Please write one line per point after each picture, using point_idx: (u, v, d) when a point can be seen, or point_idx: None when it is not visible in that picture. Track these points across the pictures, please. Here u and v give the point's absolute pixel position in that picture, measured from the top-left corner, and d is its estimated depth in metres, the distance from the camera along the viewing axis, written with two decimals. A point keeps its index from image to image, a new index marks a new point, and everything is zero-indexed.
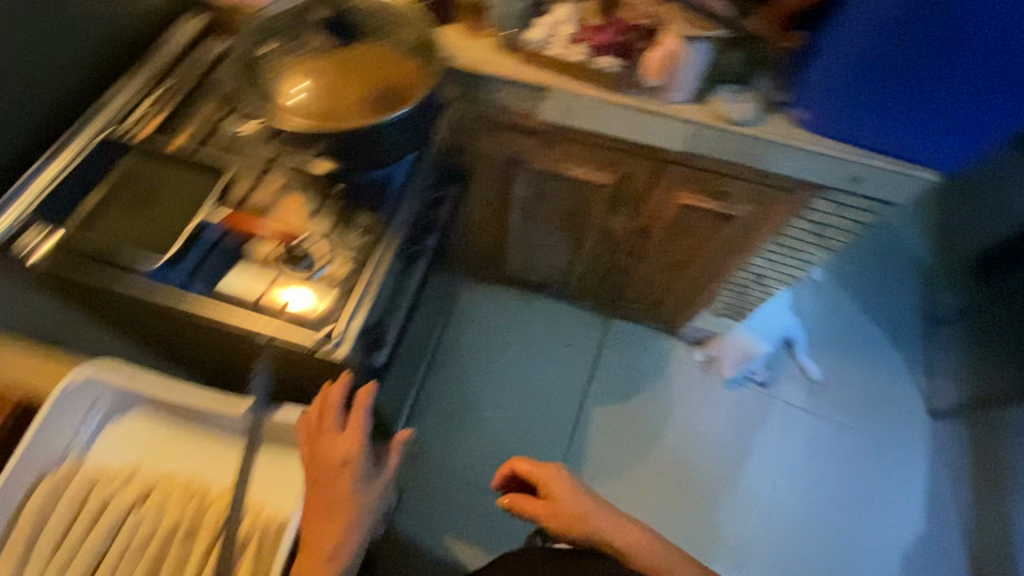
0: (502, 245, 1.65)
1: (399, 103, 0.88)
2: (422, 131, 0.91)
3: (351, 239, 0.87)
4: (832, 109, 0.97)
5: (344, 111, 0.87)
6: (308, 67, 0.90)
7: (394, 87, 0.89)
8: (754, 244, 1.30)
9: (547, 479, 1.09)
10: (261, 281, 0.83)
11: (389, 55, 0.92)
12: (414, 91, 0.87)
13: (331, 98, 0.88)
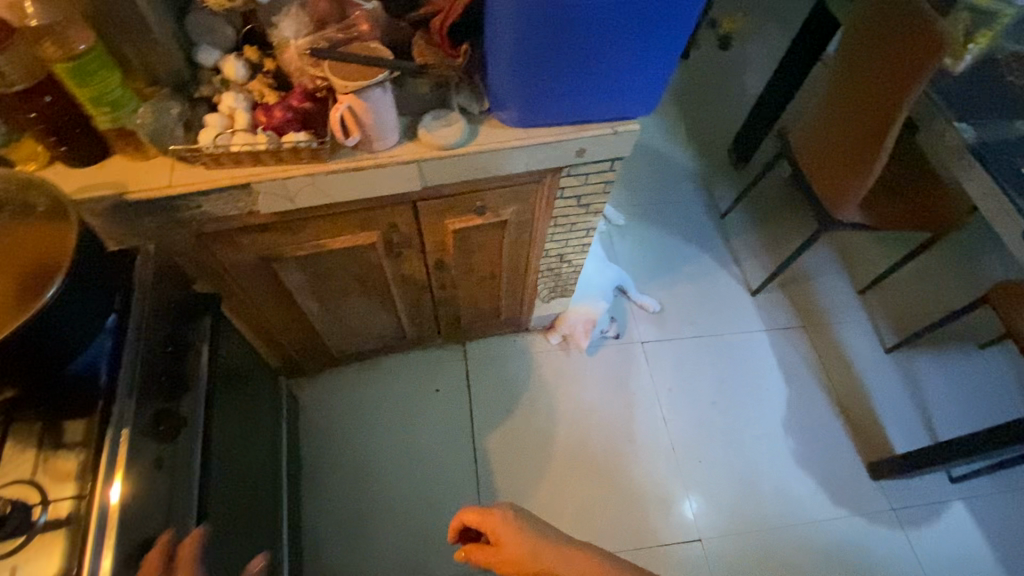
0: (316, 333, 1.51)
1: (49, 279, 0.69)
2: (105, 297, 0.76)
3: (67, 463, 0.71)
4: (525, 106, 1.01)
5: None
6: None
7: (40, 262, 0.70)
8: (538, 234, 1.34)
9: (492, 528, 0.87)
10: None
11: (23, 225, 0.73)
12: (61, 258, 0.69)
13: None
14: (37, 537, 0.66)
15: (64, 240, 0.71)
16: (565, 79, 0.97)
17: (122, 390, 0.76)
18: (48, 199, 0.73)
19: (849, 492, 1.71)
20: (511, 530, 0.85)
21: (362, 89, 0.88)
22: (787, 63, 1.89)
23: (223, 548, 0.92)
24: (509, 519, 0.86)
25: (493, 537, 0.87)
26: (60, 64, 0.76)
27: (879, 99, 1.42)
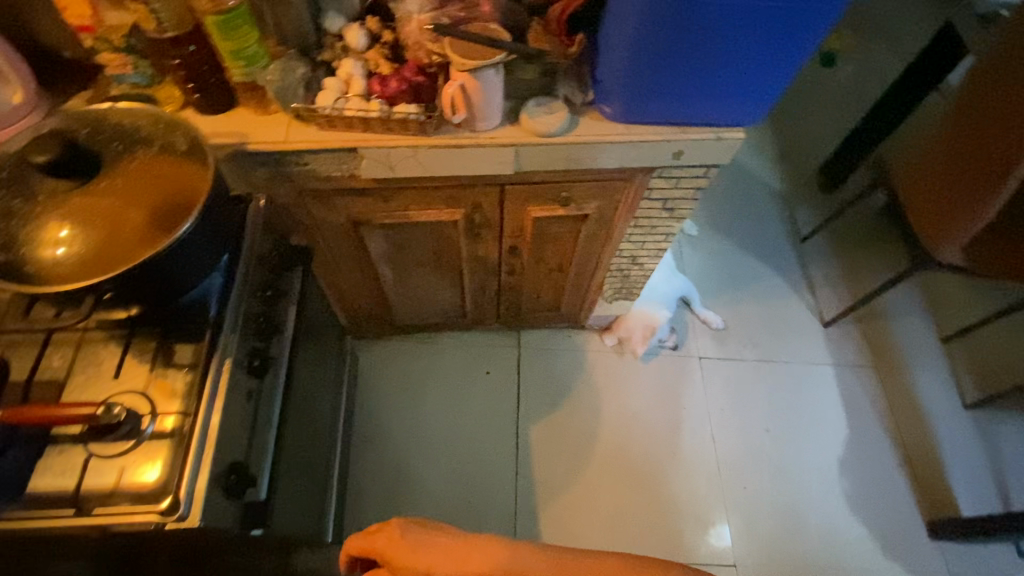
0: (385, 301, 1.57)
1: (184, 211, 0.75)
2: (222, 239, 0.82)
3: (175, 380, 0.77)
4: (630, 102, 1.00)
5: (125, 242, 0.72)
6: (59, 208, 0.71)
7: (175, 195, 0.76)
8: (615, 232, 1.33)
9: (381, 546, 0.74)
10: (82, 463, 0.70)
11: (155, 164, 0.77)
12: (199, 193, 0.76)
13: (102, 232, 0.71)
14: (144, 446, 0.72)
15: (197, 184, 0.77)
16: (678, 79, 0.96)
17: (228, 322, 0.82)
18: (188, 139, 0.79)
19: (901, 545, 1.62)
20: (402, 544, 0.72)
21: (478, 69, 0.90)
22: (899, 87, 1.77)
23: (286, 487, 0.98)
24: (398, 534, 0.73)
25: (381, 555, 0.74)
26: (211, 15, 0.83)
27: (1005, 134, 1.30)
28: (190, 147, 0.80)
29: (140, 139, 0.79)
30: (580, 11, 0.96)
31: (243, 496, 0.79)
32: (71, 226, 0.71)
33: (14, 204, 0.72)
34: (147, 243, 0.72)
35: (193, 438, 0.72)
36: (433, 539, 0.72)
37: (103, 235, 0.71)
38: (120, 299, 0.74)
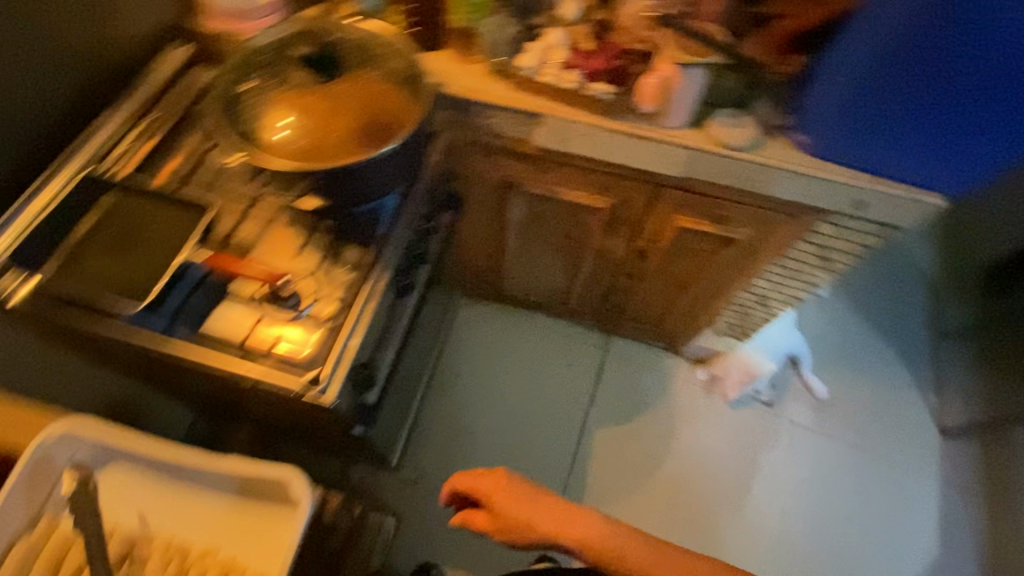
0: (500, 266, 1.60)
1: (388, 127, 0.81)
2: (407, 166, 0.86)
3: (338, 275, 0.85)
4: (832, 135, 0.94)
5: (336, 140, 0.80)
6: (293, 100, 0.81)
7: (384, 111, 0.82)
8: (755, 266, 1.27)
9: (490, 491, 0.83)
10: (250, 315, 0.78)
11: (374, 83, 0.83)
12: (406, 118, 0.81)
13: (321, 128, 0.80)
14: (296, 322, 0.79)
15: (401, 112, 0.82)
16: (894, 122, 0.90)
17: (393, 239, 0.89)
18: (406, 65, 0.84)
19: None
20: (512, 494, 0.82)
21: (687, 65, 0.92)
22: None
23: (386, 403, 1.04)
24: (509, 484, 0.82)
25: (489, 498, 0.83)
26: None
27: None
28: (404, 74, 0.84)
29: (365, 53, 0.85)
30: (815, 33, 0.92)
31: (361, 395, 0.85)
32: (297, 113, 0.80)
33: (257, 74, 0.83)
34: (348, 151, 0.79)
35: (339, 330, 0.79)
36: (541, 495, 0.82)
37: (321, 129, 0.80)
38: (314, 189, 0.81)
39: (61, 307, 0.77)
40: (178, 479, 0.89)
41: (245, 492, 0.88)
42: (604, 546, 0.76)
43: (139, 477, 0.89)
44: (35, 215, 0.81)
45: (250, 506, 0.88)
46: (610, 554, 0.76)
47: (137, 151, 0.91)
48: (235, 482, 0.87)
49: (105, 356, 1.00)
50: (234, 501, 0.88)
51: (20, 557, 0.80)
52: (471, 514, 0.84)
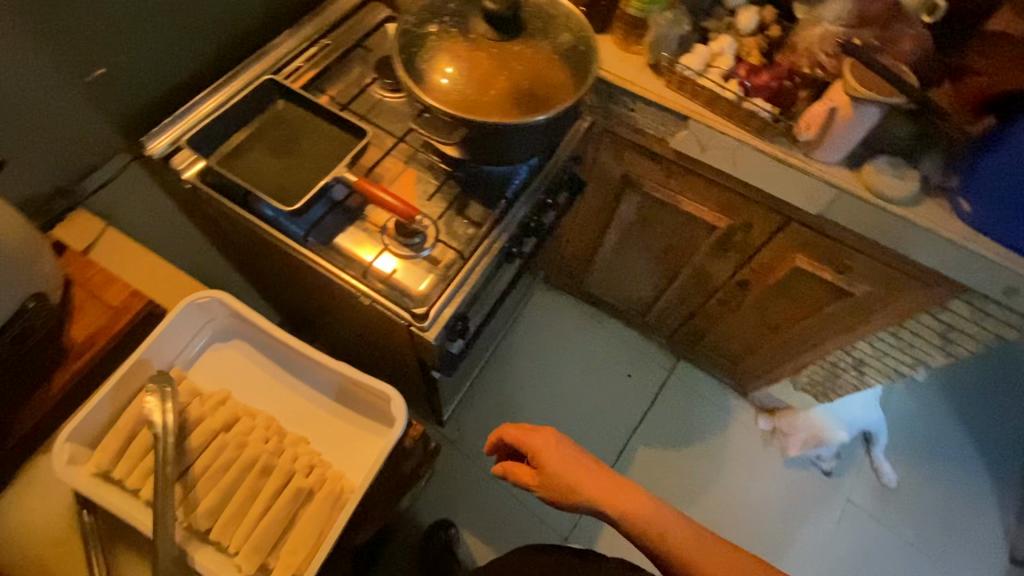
0: (588, 260, 1.52)
1: (541, 103, 0.78)
2: (549, 138, 0.85)
3: (458, 228, 0.87)
4: (1004, 208, 0.85)
5: (488, 104, 0.77)
6: (456, 51, 0.78)
7: (540, 86, 0.79)
8: (865, 327, 1.19)
9: (537, 446, 0.80)
10: (378, 240, 0.83)
11: (539, 56, 0.80)
12: (562, 97, 0.78)
13: (476, 86, 0.77)
14: (415, 260, 0.83)
15: (561, 86, 0.79)
16: None
17: (518, 205, 0.90)
18: (574, 40, 0.83)
19: None
20: (560, 451, 0.79)
21: (863, 100, 0.85)
22: None
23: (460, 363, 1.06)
24: (558, 442, 0.79)
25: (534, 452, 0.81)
26: None
27: None
28: (571, 49, 0.82)
29: (539, 21, 0.83)
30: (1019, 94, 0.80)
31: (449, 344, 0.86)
32: (462, 65, 0.78)
33: (452, 21, 0.81)
34: (495, 113, 0.77)
35: (451, 279, 0.82)
36: (589, 459, 0.78)
37: (476, 88, 0.77)
38: (459, 142, 0.81)
39: (217, 193, 0.81)
40: (305, 378, 0.70)
41: (366, 391, 0.69)
42: (649, 524, 0.71)
43: (254, 358, 0.71)
44: (217, 109, 0.85)
45: (370, 439, 0.68)
46: (655, 535, 0.71)
47: (306, 72, 0.93)
48: (370, 403, 0.69)
49: (225, 232, 0.91)
50: (356, 429, 0.69)
51: (112, 432, 0.59)
52: (514, 466, 0.82)
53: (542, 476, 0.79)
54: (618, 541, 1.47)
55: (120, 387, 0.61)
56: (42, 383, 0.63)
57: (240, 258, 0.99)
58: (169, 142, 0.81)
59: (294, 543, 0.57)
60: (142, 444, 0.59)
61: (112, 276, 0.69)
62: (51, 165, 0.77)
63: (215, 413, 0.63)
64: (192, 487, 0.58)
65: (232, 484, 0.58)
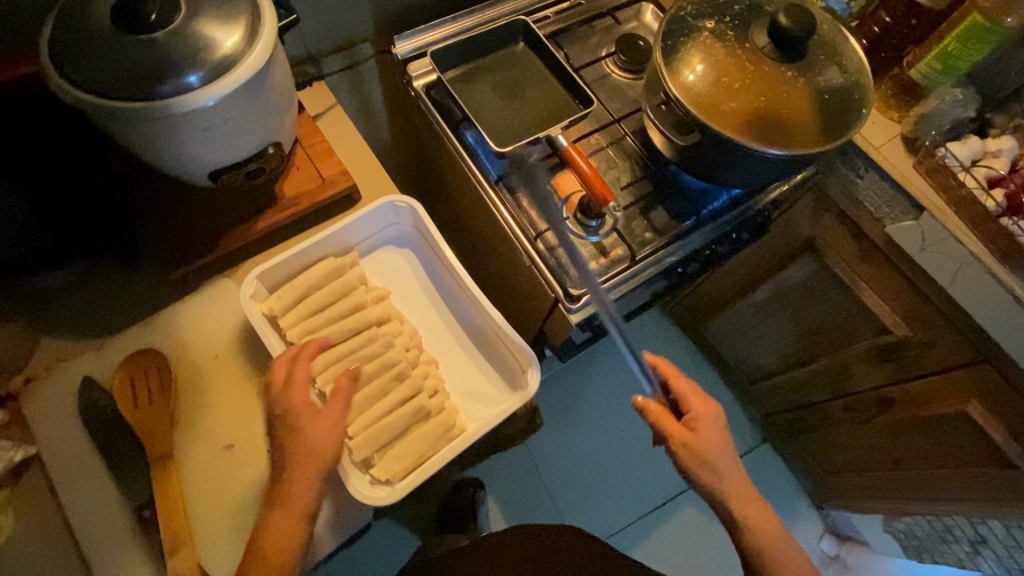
0: (721, 305, 1.43)
1: (784, 134, 0.72)
2: (770, 176, 0.79)
3: (636, 227, 0.83)
4: None
5: (731, 115, 0.72)
6: (720, 52, 0.74)
7: (790, 118, 0.72)
8: (1013, 512, 1.01)
9: (699, 411, 0.71)
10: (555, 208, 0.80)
11: (803, 87, 0.73)
12: (810, 138, 0.72)
13: (728, 92, 0.73)
14: (583, 240, 0.81)
15: (814, 129, 0.72)
16: None
17: (706, 228, 0.84)
18: (845, 83, 0.75)
19: None
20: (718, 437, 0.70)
21: None
22: None
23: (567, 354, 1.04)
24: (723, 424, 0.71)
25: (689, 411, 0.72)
26: (978, 15, 0.76)
27: None
28: (839, 92, 0.75)
29: (817, 52, 0.76)
30: None
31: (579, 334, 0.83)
32: (722, 71, 0.73)
33: (733, 25, 0.75)
34: (734, 127, 0.71)
35: (608, 273, 0.79)
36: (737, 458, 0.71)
37: (723, 93, 0.72)
38: (683, 145, 0.76)
39: (436, 108, 0.83)
40: (451, 313, 0.71)
41: (504, 345, 0.68)
42: None
43: (417, 269, 0.72)
44: (465, 31, 0.86)
45: (490, 394, 0.68)
46: None
47: (552, 25, 0.93)
48: (502, 361, 0.69)
49: (418, 146, 0.95)
50: (479, 379, 0.68)
51: (288, 285, 0.65)
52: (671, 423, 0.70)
53: (689, 439, 0.69)
54: (660, 548, 1.37)
55: (309, 250, 0.67)
56: (249, 222, 0.69)
57: (415, 174, 1.03)
58: (412, 47, 0.84)
59: (401, 453, 0.59)
60: (305, 306, 0.64)
61: (329, 150, 0.75)
62: (314, 34, 0.83)
63: (373, 308, 0.66)
64: (336, 364, 0.62)
65: (370, 376, 0.61)
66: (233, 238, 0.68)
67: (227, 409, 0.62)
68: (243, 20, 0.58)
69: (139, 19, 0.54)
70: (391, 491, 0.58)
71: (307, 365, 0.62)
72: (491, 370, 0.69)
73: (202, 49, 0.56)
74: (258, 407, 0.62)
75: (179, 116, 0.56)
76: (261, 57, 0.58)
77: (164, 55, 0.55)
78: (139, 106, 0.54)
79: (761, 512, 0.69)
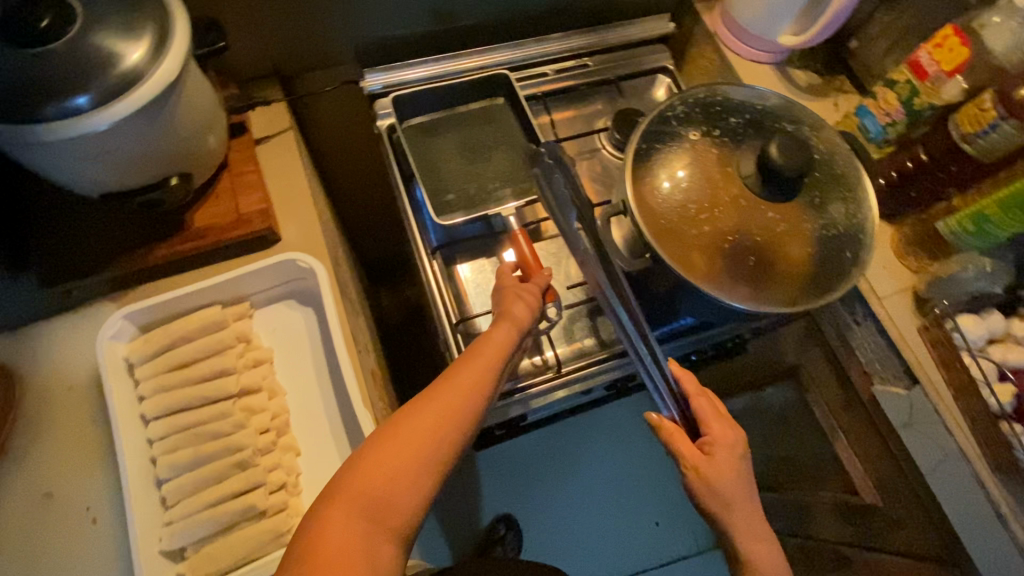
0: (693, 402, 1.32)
1: (755, 279, 0.62)
2: (734, 315, 0.68)
3: (578, 331, 0.74)
4: None
5: (699, 243, 0.62)
6: (705, 167, 0.64)
7: (767, 261, 0.62)
8: None
9: (720, 438, 0.60)
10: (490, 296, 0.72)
11: (790, 228, 0.63)
12: (783, 291, 0.62)
13: (701, 216, 0.63)
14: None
15: (794, 280, 0.62)
16: None
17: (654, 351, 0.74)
18: (844, 231, 0.64)
19: None
20: (739, 476, 0.59)
21: None
22: None
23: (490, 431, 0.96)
24: (745, 458, 0.60)
25: (705, 432, 0.60)
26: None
27: None
28: (835, 239, 0.64)
29: (817, 189, 0.65)
30: None
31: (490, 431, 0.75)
32: (696, 192, 0.63)
33: (721, 141, 0.66)
34: (697, 259, 0.61)
35: (525, 378, 0.71)
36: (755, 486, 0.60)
37: (695, 216, 0.63)
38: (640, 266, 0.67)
39: (393, 155, 0.76)
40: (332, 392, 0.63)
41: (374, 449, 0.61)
42: None
43: (311, 334, 0.66)
44: (446, 78, 0.79)
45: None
46: None
47: (548, 84, 0.85)
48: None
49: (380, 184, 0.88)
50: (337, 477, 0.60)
51: (160, 330, 0.59)
52: (687, 447, 0.60)
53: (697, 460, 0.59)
54: None
55: (193, 296, 0.61)
56: (144, 248, 0.64)
57: None
58: (383, 83, 0.77)
59: (218, 552, 0.53)
60: (167, 359, 0.58)
61: (255, 184, 0.69)
62: (281, 53, 0.75)
63: (242, 375, 0.60)
64: (178, 433, 0.56)
65: (209, 459, 0.55)
66: (122, 264, 0.63)
67: (59, 453, 0.57)
68: (146, 34, 0.52)
69: (27, 29, 0.49)
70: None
71: (151, 426, 0.57)
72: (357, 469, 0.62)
73: (95, 66, 0.50)
74: (92, 458, 0.57)
75: (61, 141, 0.51)
76: (159, 86, 0.52)
77: (50, 74, 0.49)
78: (16, 127, 0.49)
79: (772, 555, 0.58)
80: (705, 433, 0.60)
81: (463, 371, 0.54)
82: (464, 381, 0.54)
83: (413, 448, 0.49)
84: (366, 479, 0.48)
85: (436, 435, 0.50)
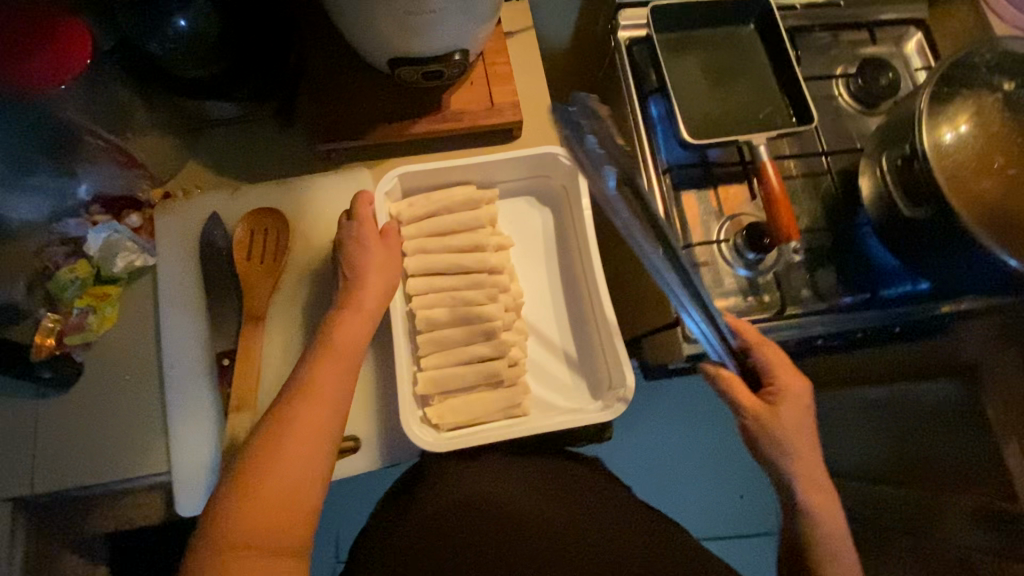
0: None
1: None
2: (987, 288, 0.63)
3: (794, 278, 0.72)
4: None
5: (977, 197, 0.58)
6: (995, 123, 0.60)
7: None
8: None
9: (784, 386, 0.59)
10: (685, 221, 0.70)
11: None
12: None
13: (982, 170, 0.59)
14: (729, 269, 0.71)
15: None
16: None
17: (874, 312, 0.71)
18: None
19: None
20: (803, 424, 0.59)
21: None
22: None
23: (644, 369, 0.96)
24: (808, 408, 0.59)
25: (772, 382, 0.60)
26: None
27: None
28: None
29: None
30: None
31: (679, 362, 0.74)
32: (986, 149, 0.60)
33: (1016, 98, 0.61)
34: (973, 211, 0.57)
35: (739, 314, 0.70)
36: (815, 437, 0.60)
37: (976, 167, 0.59)
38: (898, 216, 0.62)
39: (632, 68, 0.75)
40: (563, 293, 0.66)
41: (606, 355, 0.62)
42: None
43: (550, 233, 0.67)
44: None
45: (567, 392, 0.63)
46: None
47: (794, 20, 0.80)
48: (594, 362, 0.64)
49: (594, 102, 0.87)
50: (561, 370, 0.64)
51: (421, 199, 0.62)
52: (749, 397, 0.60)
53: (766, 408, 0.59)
54: None
55: (454, 172, 0.63)
56: (406, 121, 0.65)
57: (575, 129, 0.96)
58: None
59: (462, 407, 0.57)
60: (429, 225, 0.61)
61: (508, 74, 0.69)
62: None
63: (490, 254, 0.62)
64: (436, 294, 0.60)
65: (463, 322, 0.59)
66: (385, 131, 0.64)
67: (325, 295, 0.62)
68: None
69: None
70: (436, 438, 0.56)
71: (410, 284, 0.60)
72: (580, 370, 0.64)
73: None
74: None
75: None
76: None
77: None
78: None
79: (829, 507, 0.58)
80: (772, 383, 0.60)
81: (342, 332, 0.53)
82: (343, 345, 0.52)
83: (288, 439, 0.47)
84: (267, 472, 0.46)
85: (312, 425, 0.48)
